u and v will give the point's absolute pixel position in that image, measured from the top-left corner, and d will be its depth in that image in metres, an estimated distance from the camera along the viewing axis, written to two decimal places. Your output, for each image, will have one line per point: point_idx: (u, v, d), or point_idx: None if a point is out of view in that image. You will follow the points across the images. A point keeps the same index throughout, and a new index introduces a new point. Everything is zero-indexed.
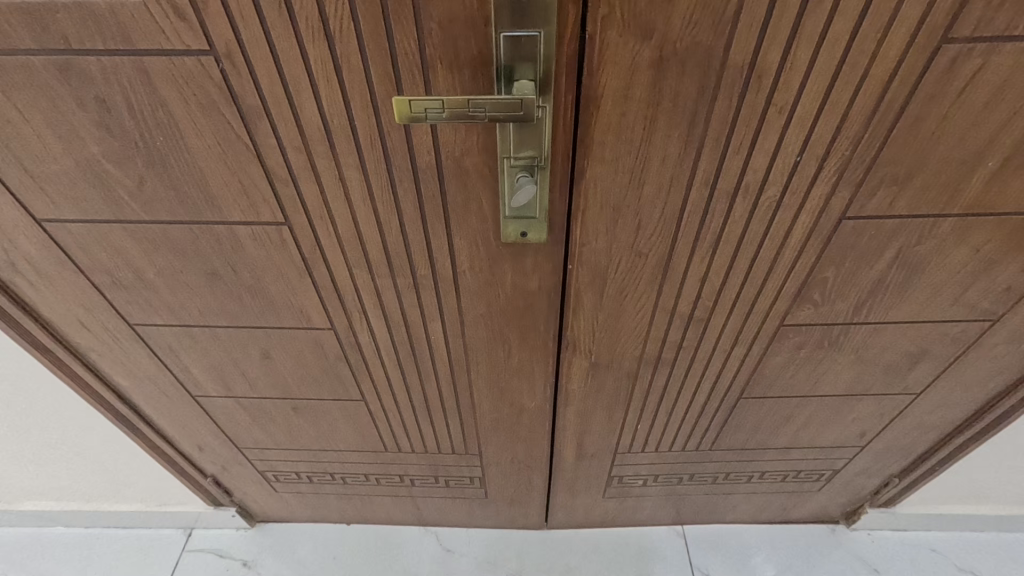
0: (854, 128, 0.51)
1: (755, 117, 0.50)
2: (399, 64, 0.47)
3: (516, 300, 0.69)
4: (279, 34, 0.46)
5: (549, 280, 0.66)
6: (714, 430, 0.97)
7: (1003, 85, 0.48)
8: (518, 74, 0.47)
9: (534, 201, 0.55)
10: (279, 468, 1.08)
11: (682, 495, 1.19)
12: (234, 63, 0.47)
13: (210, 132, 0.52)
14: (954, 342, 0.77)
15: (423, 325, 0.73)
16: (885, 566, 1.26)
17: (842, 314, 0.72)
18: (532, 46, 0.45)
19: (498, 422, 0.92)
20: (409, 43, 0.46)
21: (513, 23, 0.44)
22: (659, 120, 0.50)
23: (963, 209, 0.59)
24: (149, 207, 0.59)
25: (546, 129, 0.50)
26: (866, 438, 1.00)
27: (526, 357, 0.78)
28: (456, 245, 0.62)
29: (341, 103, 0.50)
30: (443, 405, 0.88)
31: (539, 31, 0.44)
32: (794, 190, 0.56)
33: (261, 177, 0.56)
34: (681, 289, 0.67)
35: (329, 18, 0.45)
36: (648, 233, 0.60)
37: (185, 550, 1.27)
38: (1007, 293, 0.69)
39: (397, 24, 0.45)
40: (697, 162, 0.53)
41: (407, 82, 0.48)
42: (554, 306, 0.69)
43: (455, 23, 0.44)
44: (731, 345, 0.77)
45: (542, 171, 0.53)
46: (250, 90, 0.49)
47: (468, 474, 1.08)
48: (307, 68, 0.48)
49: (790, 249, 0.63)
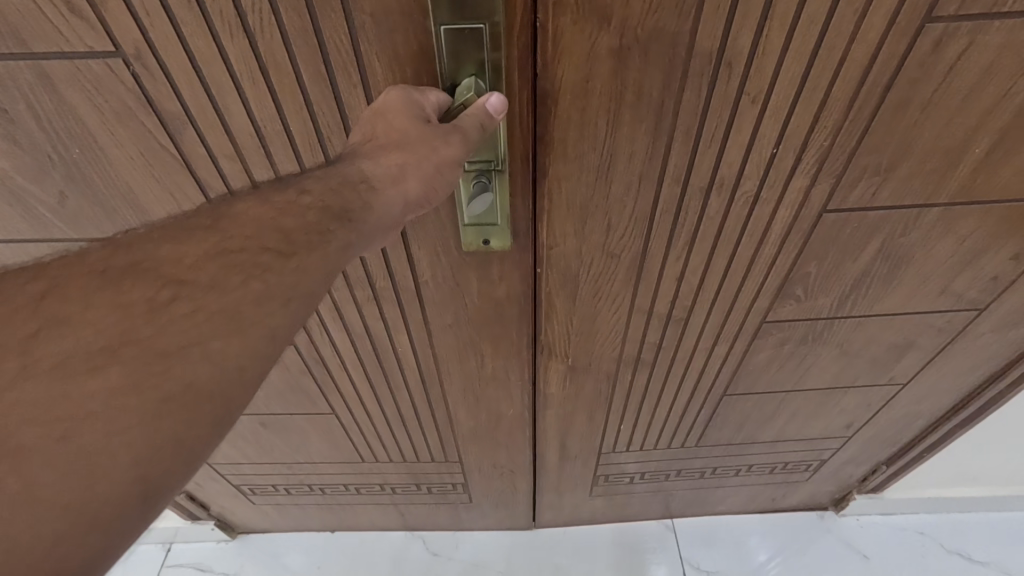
0: (833, 117, 0.47)
1: (727, 107, 0.46)
2: (332, 63, 0.44)
3: (483, 308, 0.65)
4: (193, 33, 0.43)
5: (516, 287, 0.62)
6: (698, 428, 0.94)
7: (991, 66, 0.45)
8: (465, 71, 0.44)
9: (494, 207, 0.52)
10: (254, 482, 1.05)
11: (669, 491, 1.18)
12: (145, 66, 0.44)
13: (132, 141, 0.49)
14: (942, 332, 0.75)
15: (388, 337, 0.70)
16: (874, 552, 1.26)
17: (826, 309, 0.69)
18: (478, 37, 0.42)
19: (476, 430, 0.89)
20: (341, 39, 0.43)
21: (455, 15, 0.41)
22: (623, 114, 0.46)
23: (950, 197, 0.55)
24: (75, 224, 0.55)
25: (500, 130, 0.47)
26: (853, 428, 0.98)
27: (500, 364, 0.74)
28: (415, 253, 0.59)
29: (271, 106, 0.47)
30: (418, 414, 0.85)
31: (483, 23, 0.41)
32: (772, 183, 0.53)
33: (194, 189, 0.53)
34: (658, 288, 0.64)
35: (247, 13, 0.42)
36: (619, 232, 0.57)
37: (163, 566, 1.24)
38: (994, 282, 0.67)
39: (326, 19, 0.42)
40: (667, 157, 0.50)
41: (342, 83, 0.45)
42: (526, 314, 0.66)
43: (386, 19, 0.42)
44: (713, 344, 0.74)
45: (499, 175, 0.50)
46: (168, 95, 0.46)
47: (451, 480, 1.05)
48: (229, 69, 0.45)
49: (769, 245, 0.59)
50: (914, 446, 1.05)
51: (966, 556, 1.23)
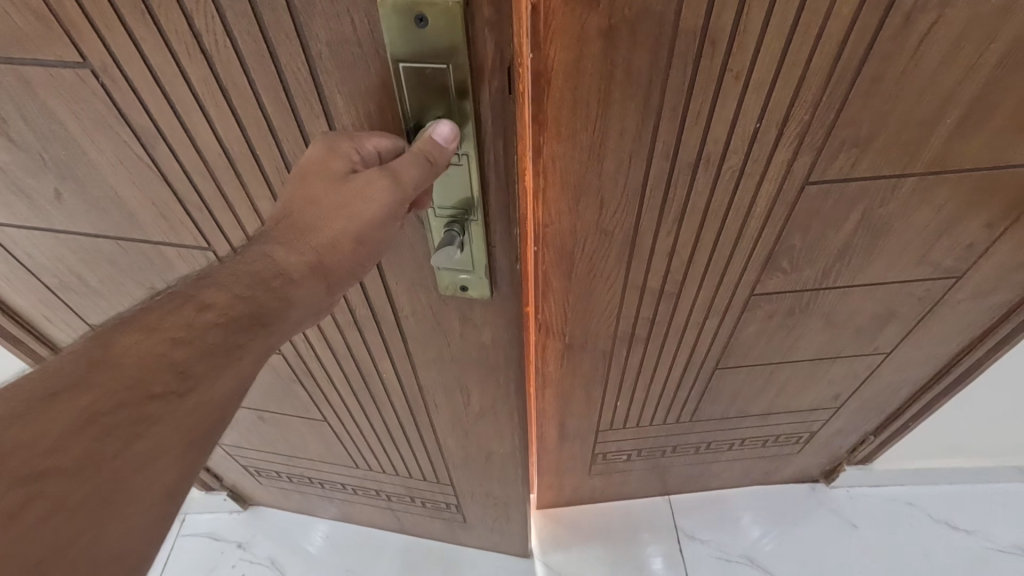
0: (812, 91, 0.50)
1: (711, 84, 0.48)
2: (292, 91, 0.45)
3: (470, 350, 0.67)
4: (152, 49, 0.43)
5: (499, 334, 0.63)
6: (693, 402, 0.97)
7: (959, 39, 0.47)
8: (431, 116, 0.44)
9: (470, 257, 0.53)
10: (260, 466, 1.08)
11: (666, 467, 1.21)
12: (111, 77, 0.45)
13: (109, 148, 0.51)
14: (922, 301, 0.78)
15: (373, 361, 0.74)
16: (863, 522, 1.30)
17: (811, 280, 0.72)
18: (442, 77, 0.41)
19: (468, 459, 0.90)
20: (298, 66, 0.43)
21: (417, 60, 0.40)
22: (613, 94, 0.49)
23: (925, 166, 0.58)
24: (70, 218, 0.59)
25: (471, 178, 0.47)
26: (841, 399, 1.02)
27: (487, 404, 0.76)
28: (394, 287, 0.61)
29: (234, 124, 0.48)
30: (408, 435, 0.88)
31: (446, 65, 0.41)
32: (756, 157, 0.55)
33: (172, 199, 0.55)
34: (651, 263, 0.67)
35: (201, 35, 0.42)
36: (612, 209, 0.59)
37: (180, 534, 1.33)
38: (969, 251, 0.70)
39: (283, 51, 0.42)
40: (656, 134, 0.52)
41: (304, 112, 0.46)
42: (511, 360, 0.67)
43: (343, 49, 0.41)
44: (704, 318, 0.77)
45: (473, 224, 0.51)
46: (137, 108, 0.47)
47: (445, 498, 1.06)
48: (191, 87, 0.45)
49: (756, 217, 0.62)
50: (899, 415, 1.09)
51: (952, 525, 1.28)
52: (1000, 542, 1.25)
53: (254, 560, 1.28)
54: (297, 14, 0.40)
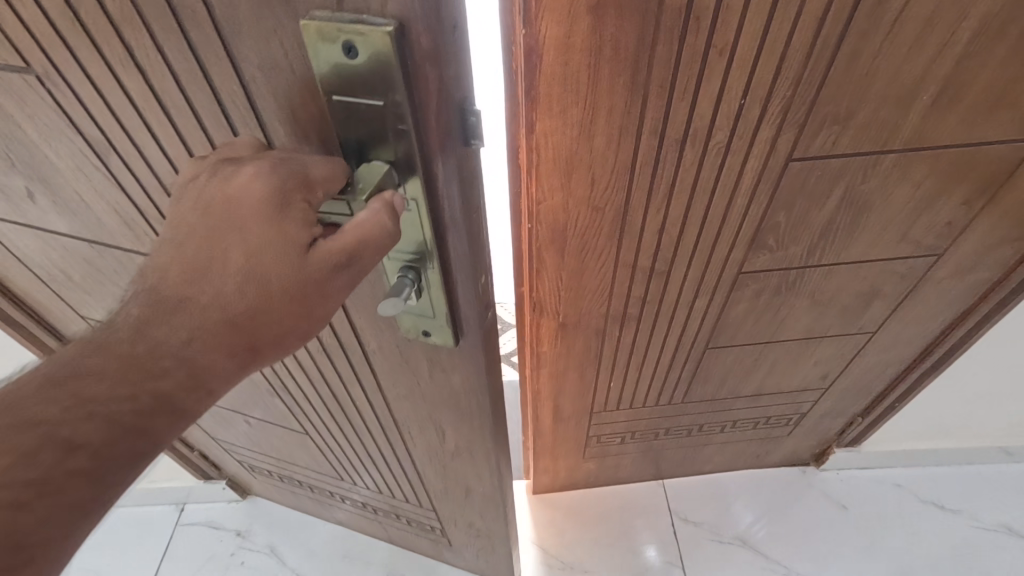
0: (793, 68, 0.52)
1: (697, 60, 0.50)
2: (232, 116, 0.42)
3: (442, 391, 0.66)
4: (88, 59, 0.40)
5: (469, 379, 0.61)
6: (684, 383, 0.99)
7: (931, 17, 0.49)
8: (372, 156, 0.41)
9: (429, 301, 0.51)
10: (253, 462, 1.13)
11: (659, 450, 1.23)
12: (56, 85, 0.43)
13: (66, 157, 0.49)
14: (904, 279, 0.81)
15: (349, 387, 0.76)
16: (851, 502, 1.33)
17: (796, 259, 0.74)
18: (380, 114, 0.38)
19: (447, 490, 0.90)
20: (235, 90, 0.40)
21: (352, 94, 0.37)
22: (603, 70, 0.50)
23: (903, 144, 0.61)
24: (46, 217, 0.59)
25: (421, 222, 0.44)
26: (829, 379, 1.04)
27: (463, 445, 0.74)
28: (360, 322, 0.62)
29: (180, 145, 0.46)
30: (389, 457, 0.89)
31: (383, 101, 0.37)
32: (741, 134, 0.57)
33: (133, 211, 0.54)
34: (641, 241, 0.69)
35: (137, 51, 0.39)
36: (602, 186, 0.61)
37: (178, 523, 1.34)
38: (948, 229, 0.72)
39: (218, 74, 0.40)
40: (644, 110, 0.54)
41: (248, 138, 0.43)
42: (485, 407, 0.65)
43: (276, 74, 0.39)
44: (694, 297, 0.79)
45: (429, 269, 0.48)
46: (86, 120, 0.45)
47: (430, 521, 1.07)
48: (132, 102, 0.43)
49: (743, 194, 0.64)
50: (886, 396, 1.11)
51: (939, 505, 1.31)
52: (985, 520, 1.29)
53: (253, 547, 1.29)
54: (225, 35, 0.37)
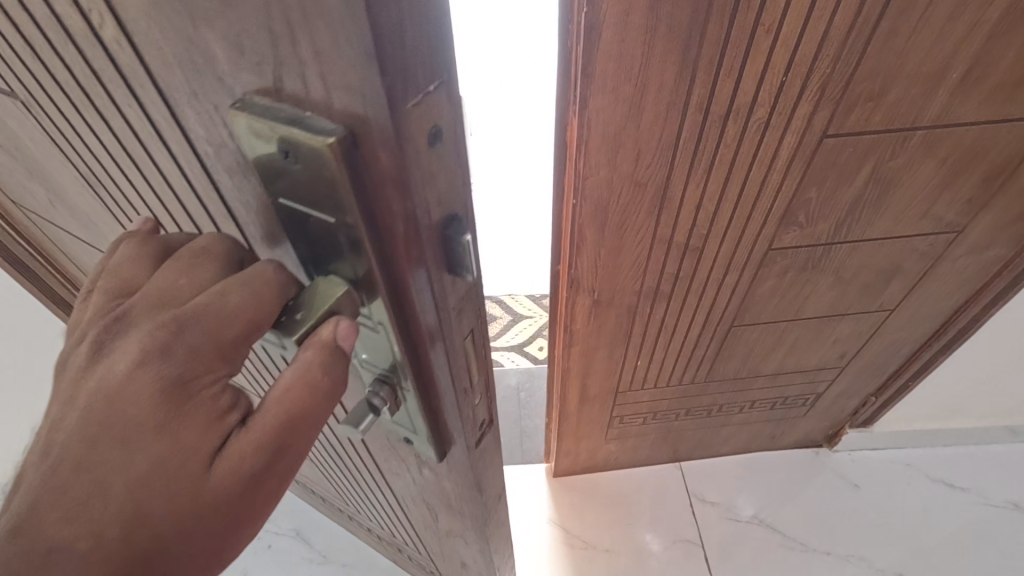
0: (834, 45, 0.55)
1: (744, 39, 0.53)
2: (194, 184, 0.33)
3: (432, 488, 0.56)
4: (57, 96, 0.33)
5: (458, 488, 0.51)
6: (708, 361, 1.02)
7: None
8: (330, 267, 0.30)
9: (406, 419, 0.40)
10: None
11: (679, 431, 1.26)
12: (34, 111, 0.36)
13: (67, 180, 0.44)
14: (924, 257, 0.84)
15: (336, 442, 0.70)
16: (863, 481, 1.37)
17: (824, 235, 0.77)
18: (331, 232, 0.27)
19: (442, 551, 0.83)
20: (190, 160, 0.31)
21: (298, 201, 0.27)
22: (656, 47, 0.53)
23: (931, 121, 0.64)
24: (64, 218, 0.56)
25: (392, 348, 0.33)
26: (846, 358, 1.08)
27: (456, 530, 0.65)
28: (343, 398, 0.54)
29: (156, 201, 0.39)
30: (384, 506, 0.84)
31: (334, 219, 0.26)
32: (780, 111, 0.60)
33: (129, 242, 0.49)
34: (678, 217, 0.71)
35: (95, 98, 0.31)
36: (646, 161, 0.64)
37: None
38: (969, 205, 0.76)
39: (175, 142, 0.30)
40: (692, 87, 0.57)
41: (215, 213, 0.35)
42: (476, 515, 0.54)
43: (225, 152, 0.29)
44: (724, 273, 0.82)
45: (404, 394, 0.37)
46: (71, 152, 0.39)
47: (428, 563, 1.02)
48: (104, 150, 0.36)
49: (777, 170, 0.67)
50: (900, 375, 1.15)
51: (948, 484, 1.35)
52: (993, 497, 1.33)
53: (279, 531, 1.31)
54: (165, 91, 0.27)
